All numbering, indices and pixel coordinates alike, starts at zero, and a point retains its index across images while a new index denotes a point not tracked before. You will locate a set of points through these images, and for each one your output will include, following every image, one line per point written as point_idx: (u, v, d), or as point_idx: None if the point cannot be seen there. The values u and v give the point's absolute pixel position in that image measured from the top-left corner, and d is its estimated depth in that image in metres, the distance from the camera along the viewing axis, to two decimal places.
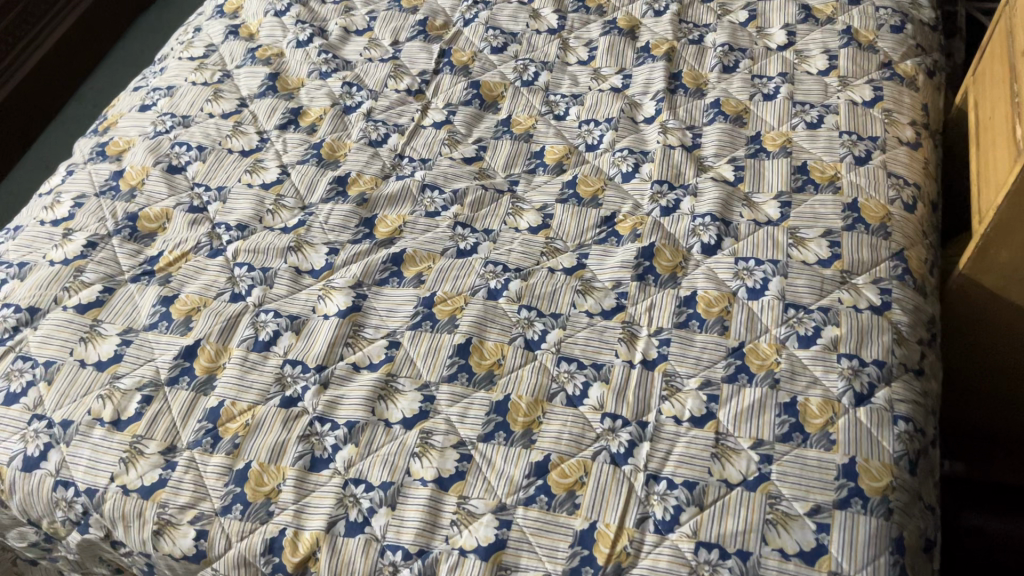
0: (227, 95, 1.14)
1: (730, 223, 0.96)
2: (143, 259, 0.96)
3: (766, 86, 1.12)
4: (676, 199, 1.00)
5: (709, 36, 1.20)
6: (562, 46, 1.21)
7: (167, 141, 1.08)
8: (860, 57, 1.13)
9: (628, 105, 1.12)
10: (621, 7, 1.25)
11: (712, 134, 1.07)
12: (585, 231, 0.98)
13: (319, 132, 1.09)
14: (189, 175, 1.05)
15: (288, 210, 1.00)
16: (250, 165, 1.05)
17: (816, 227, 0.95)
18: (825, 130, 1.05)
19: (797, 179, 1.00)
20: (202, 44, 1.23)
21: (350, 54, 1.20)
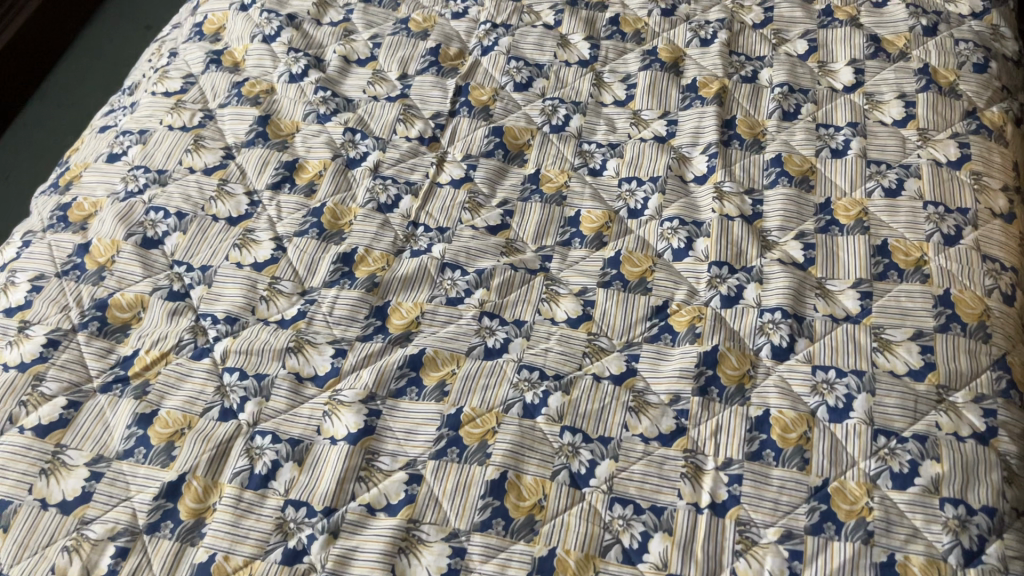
0: (210, 144, 0.98)
1: (802, 320, 0.83)
2: (115, 362, 0.82)
3: (834, 139, 0.97)
4: (737, 285, 0.86)
5: (765, 72, 1.05)
6: (595, 82, 1.05)
7: (140, 205, 0.92)
8: (941, 104, 0.98)
9: (675, 160, 0.97)
10: (661, 33, 1.10)
11: (775, 201, 0.92)
12: (633, 325, 0.84)
13: (319, 194, 0.94)
14: (167, 249, 0.89)
15: (286, 297, 0.86)
16: (239, 237, 0.90)
17: (904, 328, 0.82)
18: (907, 199, 0.91)
19: (877, 262, 0.86)
20: (179, 75, 1.07)
21: (352, 90, 1.04)
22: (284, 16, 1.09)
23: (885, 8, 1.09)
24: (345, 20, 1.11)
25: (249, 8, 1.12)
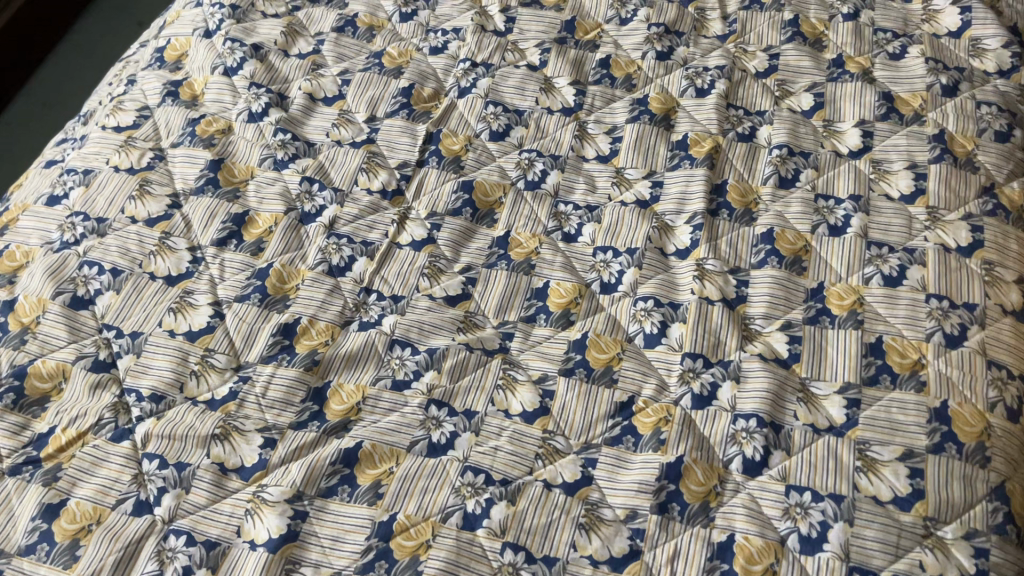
0: (155, 190, 0.91)
1: (780, 429, 0.75)
2: (29, 440, 0.76)
3: (833, 213, 0.88)
4: (712, 383, 0.78)
5: (764, 130, 0.96)
6: (578, 133, 0.97)
7: (74, 258, 0.86)
8: (955, 178, 0.89)
9: (656, 229, 0.89)
10: (654, 79, 1.01)
11: (762, 284, 0.84)
12: (593, 424, 0.77)
13: (267, 252, 0.87)
14: (97, 310, 0.83)
15: (218, 373, 0.79)
16: (176, 299, 0.83)
17: (893, 445, 0.73)
18: (907, 291, 0.82)
19: (868, 364, 0.78)
20: (133, 106, 0.99)
21: (314, 133, 0.96)
22: (248, 46, 1.02)
23: (902, 61, 0.99)
24: (314, 52, 1.03)
25: (213, 35, 1.04)
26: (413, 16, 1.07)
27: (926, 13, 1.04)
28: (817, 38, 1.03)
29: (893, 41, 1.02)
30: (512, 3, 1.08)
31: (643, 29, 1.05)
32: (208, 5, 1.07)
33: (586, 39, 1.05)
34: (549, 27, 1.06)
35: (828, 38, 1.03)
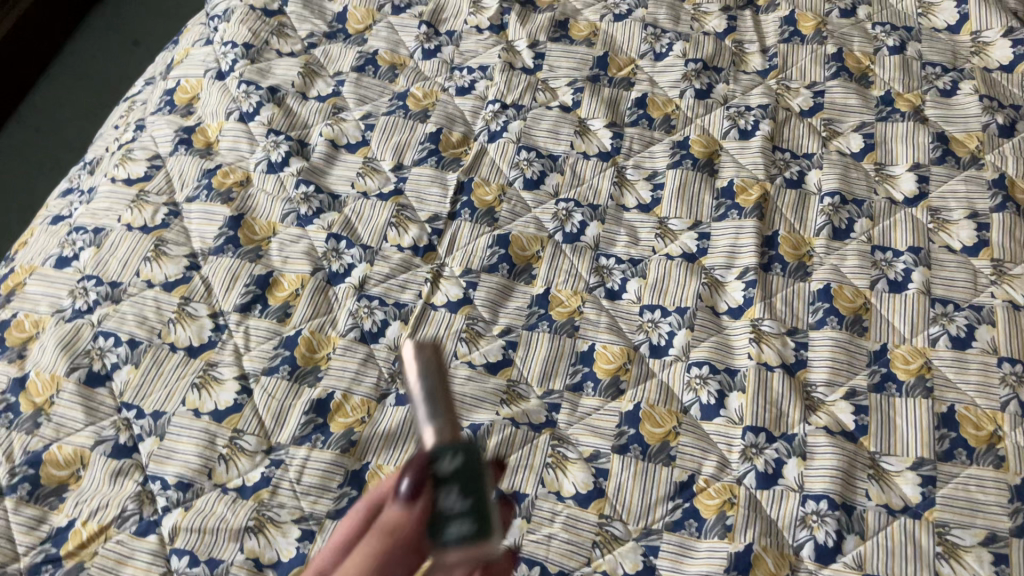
0: (172, 250, 0.85)
1: (852, 511, 0.70)
2: (47, 536, 0.70)
3: (892, 267, 0.84)
4: (776, 459, 0.74)
5: (813, 175, 0.91)
6: (617, 180, 0.92)
7: (88, 328, 0.80)
8: (1019, 228, 0.85)
9: (706, 286, 0.84)
10: (694, 119, 0.96)
11: (822, 348, 0.79)
12: (652, 507, 0.72)
13: (294, 318, 0.82)
14: (115, 387, 0.77)
15: (248, 456, 0.74)
16: (200, 373, 0.78)
17: (974, 528, 0.69)
18: (977, 354, 0.78)
19: (942, 438, 0.73)
20: (144, 155, 0.93)
21: (338, 183, 0.91)
22: (264, 89, 0.96)
23: (954, 98, 0.95)
24: (334, 94, 0.98)
25: (226, 76, 0.99)
26: (436, 52, 1.02)
27: (975, 44, 1.00)
28: (863, 73, 0.98)
29: (943, 76, 0.97)
30: (541, 38, 1.03)
31: (680, 66, 1.00)
32: (218, 44, 1.02)
33: (619, 76, 1.00)
34: (580, 64, 1.01)
35: (874, 73, 0.98)
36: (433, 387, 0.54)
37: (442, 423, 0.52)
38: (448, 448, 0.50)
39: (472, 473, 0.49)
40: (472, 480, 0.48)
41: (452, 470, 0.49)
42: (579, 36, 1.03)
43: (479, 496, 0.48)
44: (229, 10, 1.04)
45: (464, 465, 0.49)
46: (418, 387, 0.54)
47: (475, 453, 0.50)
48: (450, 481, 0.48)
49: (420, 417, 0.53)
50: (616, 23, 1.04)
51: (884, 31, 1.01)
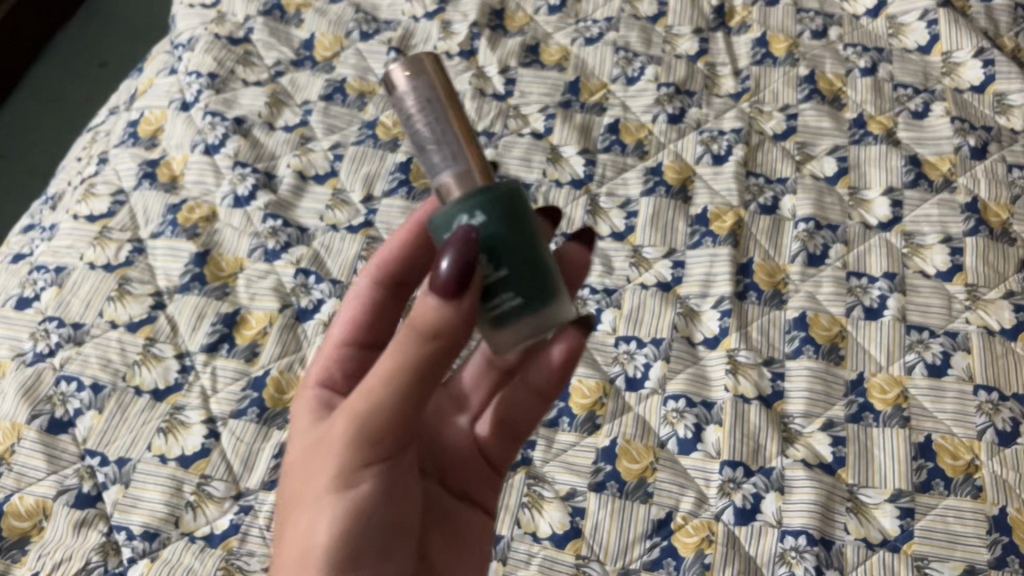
0: (136, 289, 0.83)
1: (831, 546, 0.70)
2: None
3: (867, 293, 0.83)
4: (754, 494, 0.73)
5: (787, 200, 0.90)
6: (590, 208, 0.91)
7: (50, 372, 0.78)
8: (992, 252, 0.84)
9: (681, 316, 0.83)
10: (667, 144, 0.95)
11: (799, 378, 0.78)
12: (630, 546, 0.71)
13: (262, 358, 0.80)
14: (78, 434, 0.75)
15: (216, 503, 0.72)
16: (166, 417, 0.76)
17: (953, 561, 0.68)
18: (953, 381, 0.77)
19: (919, 468, 0.73)
20: (107, 190, 0.91)
21: (307, 216, 0.90)
22: (230, 121, 0.95)
23: (926, 120, 0.95)
24: (302, 124, 0.96)
25: (191, 107, 0.97)
26: None
27: (946, 65, 1.00)
28: (835, 95, 0.98)
29: (914, 97, 0.97)
30: (512, 63, 1.02)
31: (652, 90, 0.99)
32: (183, 74, 1.00)
33: (591, 101, 0.99)
34: (552, 89, 1.00)
35: (847, 95, 0.98)
36: (436, 102, 0.46)
37: (462, 163, 0.46)
38: (463, 206, 0.44)
39: (500, 227, 0.44)
40: (499, 244, 0.44)
41: (473, 233, 0.44)
42: (550, 61, 1.03)
43: (512, 263, 0.44)
44: (194, 40, 1.02)
45: (489, 228, 0.43)
46: (418, 113, 0.46)
47: (507, 212, 0.44)
48: (476, 246, 0.44)
49: (433, 164, 0.46)
50: (587, 47, 1.03)
51: (855, 52, 1.01)
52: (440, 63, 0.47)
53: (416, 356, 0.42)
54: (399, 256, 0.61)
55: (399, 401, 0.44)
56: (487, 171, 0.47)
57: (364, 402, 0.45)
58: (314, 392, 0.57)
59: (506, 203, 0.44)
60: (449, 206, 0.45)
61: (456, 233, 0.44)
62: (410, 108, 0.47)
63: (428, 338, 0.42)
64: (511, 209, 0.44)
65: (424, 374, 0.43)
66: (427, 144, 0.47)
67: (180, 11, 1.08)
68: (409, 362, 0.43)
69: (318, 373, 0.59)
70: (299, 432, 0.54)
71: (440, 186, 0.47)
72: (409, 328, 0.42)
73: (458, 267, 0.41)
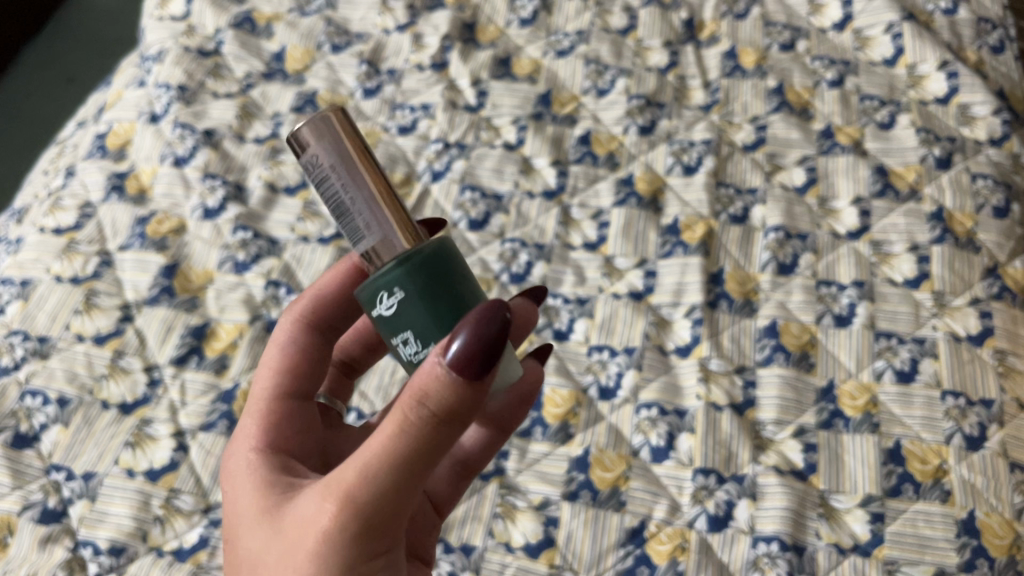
0: (104, 302, 0.82)
1: (803, 551, 0.70)
2: None
3: (837, 301, 0.84)
4: (727, 501, 0.73)
5: (757, 210, 0.91)
6: (562, 219, 0.91)
7: (14, 387, 0.77)
8: (958, 260, 0.85)
9: (653, 325, 0.83)
10: (638, 155, 0.96)
11: (770, 385, 0.79)
12: (603, 555, 0.71)
13: (231, 370, 0.79)
14: (43, 449, 0.74)
15: (185, 517, 0.71)
16: (133, 431, 0.75)
17: (923, 565, 0.69)
18: (922, 387, 0.78)
19: (889, 473, 0.73)
20: (74, 202, 0.90)
21: (278, 228, 0.89)
22: (199, 133, 0.95)
23: (892, 131, 0.96)
24: (273, 136, 0.96)
25: (160, 120, 0.97)
26: (377, 91, 1.01)
27: (911, 78, 1.01)
28: (803, 107, 0.99)
29: (880, 109, 0.98)
30: (483, 75, 1.02)
31: (623, 102, 1.00)
32: (152, 86, 0.99)
33: (563, 113, 1.00)
34: (523, 101, 1.00)
35: (815, 106, 0.99)
36: (351, 161, 0.44)
37: (378, 232, 0.45)
38: (379, 284, 0.44)
39: (421, 303, 0.43)
40: (422, 319, 0.43)
41: (398, 311, 0.44)
42: (522, 73, 1.03)
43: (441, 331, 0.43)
44: (163, 52, 1.02)
45: (404, 303, 0.43)
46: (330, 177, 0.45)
47: (424, 286, 0.43)
48: (402, 323, 0.44)
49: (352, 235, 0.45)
50: (559, 60, 1.04)
51: (823, 65, 1.03)
52: (347, 118, 0.45)
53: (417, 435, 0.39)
54: (334, 298, 0.58)
55: (397, 478, 0.40)
56: (413, 232, 0.45)
57: (353, 483, 0.40)
58: (247, 454, 0.50)
59: (425, 276, 0.43)
60: (366, 284, 0.45)
61: (379, 309, 0.44)
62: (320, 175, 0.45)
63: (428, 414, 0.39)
64: (426, 286, 0.43)
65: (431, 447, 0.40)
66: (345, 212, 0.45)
67: (149, 23, 1.08)
68: (411, 443, 0.39)
69: (246, 433, 0.52)
70: (244, 502, 0.47)
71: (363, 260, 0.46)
72: (413, 401, 0.39)
73: (469, 346, 0.38)
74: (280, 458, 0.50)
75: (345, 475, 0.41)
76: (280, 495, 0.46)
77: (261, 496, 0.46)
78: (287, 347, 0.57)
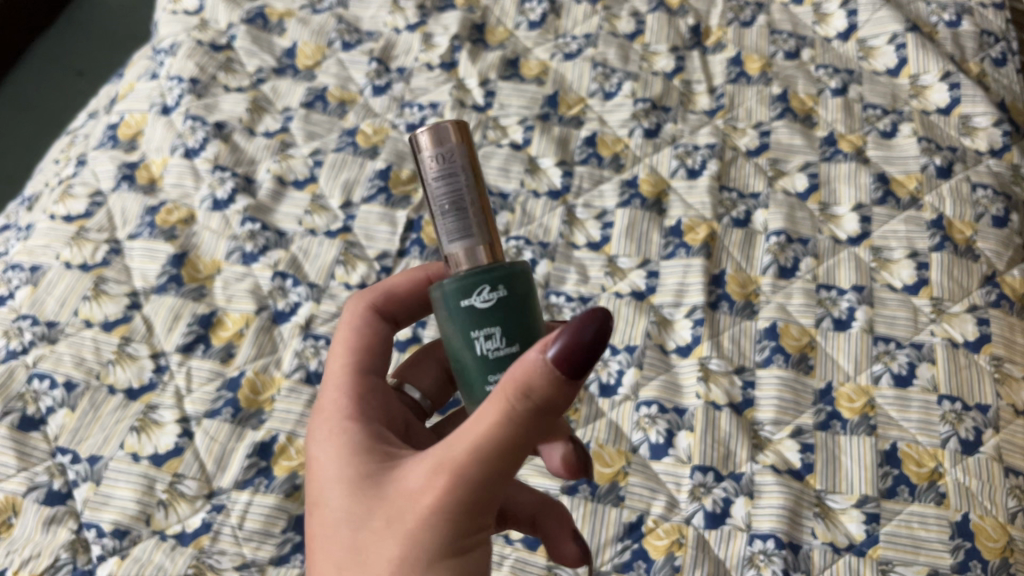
0: (113, 289, 0.83)
1: (799, 550, 0.71)
2: None
3: (836, 305, 0.85)
4: (724, 499, 0.74)
5: (759, 214, 0.92)
6: (566, 218, 0.92)
7: (21, 371, 0.78)
8: (957, 268, 0.87)
9: (654, 324, 0.84)
10: (643, 157, 0.97)
11: (769, 386, 0.80)
12: (600, 548, 0.71)
13: (237, 359, 0.80)
14: (50, 432, 0.75)
15: (188, 502, 0.72)
16: (139, 416, 0.76)
17: (917, 565, 0.69)
18: (919, 391, 0.79)
19: (885, 474, 0.74)
20: (85, 191, 0.91)
21: (285, 221, 0.90)
22: (210, 125, 0.96)
23: (894, 140, 0.97)
24: (283, 130, 0.98)
25: (171, 112, 0.98)
26: (387, 88, 1.02)
27: (914, 88, 1.03)
28: (807, 114, 1.00)
29: (883, 118, 0.99)
30: (492, 76, 1.04)
31: (629, 105, 1.01)
32: (164, 78, 1.01)
33: (569, 114, 1.01)
34: (530, 102, 1.02)
35: (818, 114, 1.00)
36: (460, 173, 0.46)
37: (474, 236, 0.47)
38: (484, 276, 0.46)
39: (514, 312, 0.46)
40: (513, 321, 0.46)
41: (493, 307, 0.46)
42: (529, 75, 1.05)
43: (524, 341, 0.47)
44: (176, 45, 1.03)
45: (501, 301, 0.46)
46: (433, 187, 0.46)
47: (516, 281, 0.47)
48: (491, 319, 0.46)
49: (444, 229, 0.47)
50: (566, 62, 1.05)
51: (827, 73, 1.04)
52: (464, 132, 0.47)
53: (506, 428, 0.40)
54: (403, 295, 0.57)
55: (499, 464, 0.41)
56: (493, 246, 0.48)
57: (462, 455, 0.41)
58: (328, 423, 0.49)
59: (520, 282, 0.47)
60: (469, 273, 0.47)
61: (474, 300, 0.46)
62: (429, 177, 0.46)
63: (523, 409, 0.39)
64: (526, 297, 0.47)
65: (519, 445, 0.41)
66: (442, 211, 0.46)
67: (162, 17, 1.09)
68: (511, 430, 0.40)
69: (334, 405, 0.49)
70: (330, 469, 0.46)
71: (451, 253, 0.47)
72: (517, 393, 0.39)
73: (566, 353, 0.38)
74: (374, 429, 0.48)
75: (453, 451, 0.41)
76: (379, 460, 0.46)
77: (358, 461, 0.46)
78: (361, 330, 0.54)
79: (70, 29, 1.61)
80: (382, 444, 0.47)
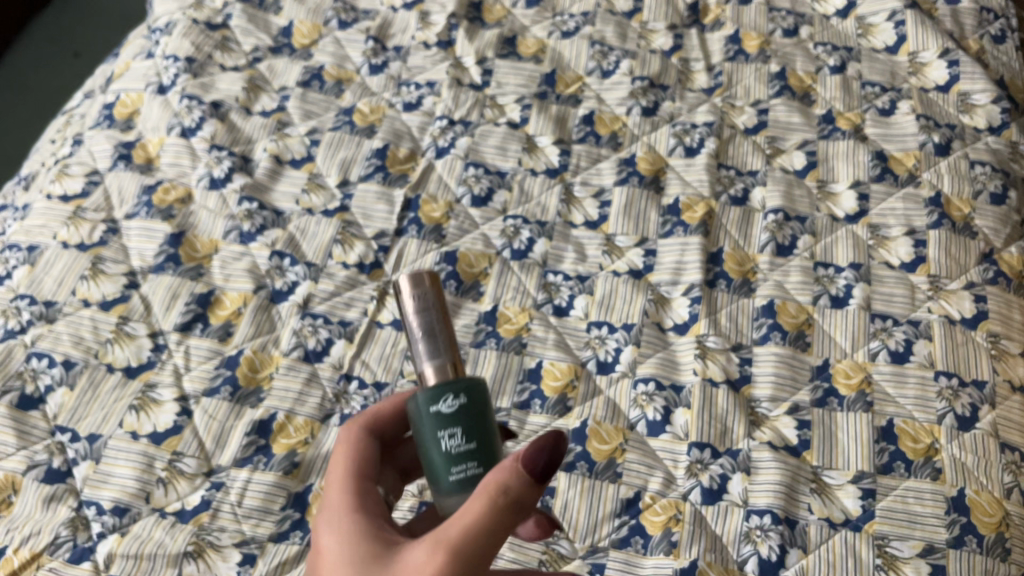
0: (110, 269, 0.83)
1: (795, 525, 0.71)
2: None
3: (834, 283, 0.85)
4: (721, 475, 0.74)
5: (757, 192, 0.92)
6: (564, 197, 0.92)
7: (20, 350, 0.78)
8: (954, 245, 0.87)
9: (652, 302, 0.84)
10: (641, 136, 0.97)
11: (766, 364, 0.80)
12: (598, 524, 0.72)
13: (235, 338, 0.80)
14: (49, 410, 0.75)
15: (187, 479, 0.72)
16: (138, 394, 0.76)
17: (912, 540, 0.70)
18: (916, 368, 0.79)
19: (881, 451, 0.75)
20: (81, 170, 0.91)
21: (282, 199, 0.90)
22: (207, 105, 0.96)
23: (892, 117, 0.97)
24: (279, 109, 0.97)
25: (167, 91, 0.98)
26: (383, 67, 1.02)
27: (913, 65, 1.02)
28: (805, 92, 1.00)
29: (881, 95, 0.99)
30: (489, 54, 1.03)
31: (627, 83, 1.01)
32: (160, 58, 1.00)
33: (567, 93, 1.01)
34: (528, 80, 1.01)
35: (816, 92, 1.00)
36: (431, 303, 0.48)
37: (444, 353, 0.48)
38: (448, 386, 0.47)
39: (476, 416, 0.47)
40: (477, 423, 0.47)
41: (455, 411, 0.47)
42: (527, 53, 1.04)
43: (482, 439, 0.47)
44: (172, 24, 1.03)
45: (464, 404, 0.47)
46: (416, 325, 0.48)
47: (477, 390, 0.48)
48: (455, 421, 0.47)
49: (418, 353, 0.48)
50: (564, 40, 1.05)
51: (826, 51, 1.03)
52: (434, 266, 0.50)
53: (490, 519, 0.42)
54: None
55: (487, 552, 0.42)
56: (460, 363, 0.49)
57: (457, 533, 0.42)
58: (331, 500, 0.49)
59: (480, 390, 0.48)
60: (436, 385, 0.47)
61: (441, 406, 0.47)
62: (404, 298, 0.48)
63: (502, 505, 0.42)
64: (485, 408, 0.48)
65: (502, 533, 0.42)
66: (415, 336, 0.48)
67: None
68: (493, 522, 0.42)
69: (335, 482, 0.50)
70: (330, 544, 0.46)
71: (421, 372, 0.48)
72: (498, 491, 0.42)
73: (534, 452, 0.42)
74: (372, 506, 0.49)
75: (447, 530, 0.42)
76: (377, 538, 0.46)
77: (357, 539, 0.46)
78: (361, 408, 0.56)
79: (65, 11, 1.60)
80: (387, 531, 0.47)
